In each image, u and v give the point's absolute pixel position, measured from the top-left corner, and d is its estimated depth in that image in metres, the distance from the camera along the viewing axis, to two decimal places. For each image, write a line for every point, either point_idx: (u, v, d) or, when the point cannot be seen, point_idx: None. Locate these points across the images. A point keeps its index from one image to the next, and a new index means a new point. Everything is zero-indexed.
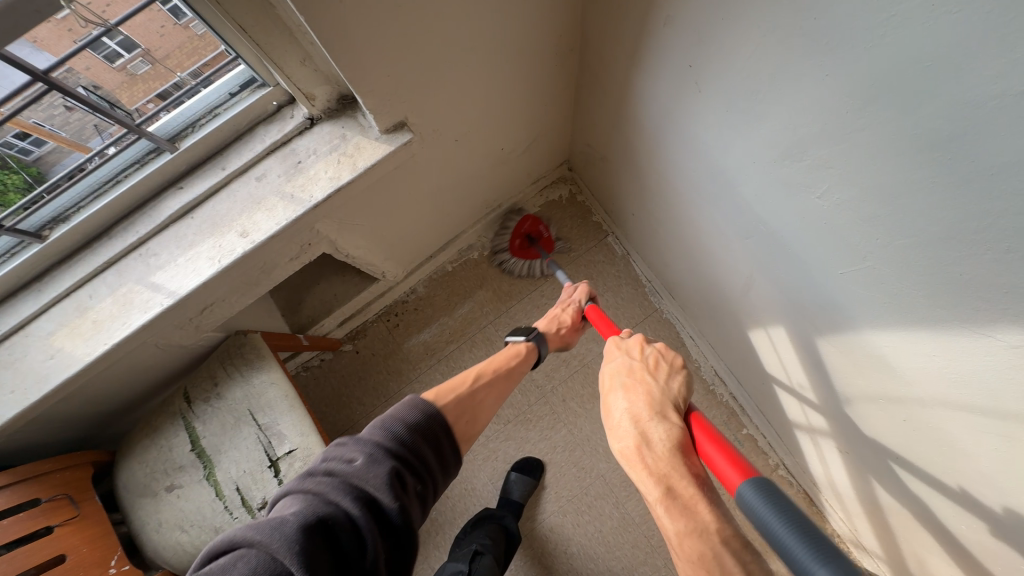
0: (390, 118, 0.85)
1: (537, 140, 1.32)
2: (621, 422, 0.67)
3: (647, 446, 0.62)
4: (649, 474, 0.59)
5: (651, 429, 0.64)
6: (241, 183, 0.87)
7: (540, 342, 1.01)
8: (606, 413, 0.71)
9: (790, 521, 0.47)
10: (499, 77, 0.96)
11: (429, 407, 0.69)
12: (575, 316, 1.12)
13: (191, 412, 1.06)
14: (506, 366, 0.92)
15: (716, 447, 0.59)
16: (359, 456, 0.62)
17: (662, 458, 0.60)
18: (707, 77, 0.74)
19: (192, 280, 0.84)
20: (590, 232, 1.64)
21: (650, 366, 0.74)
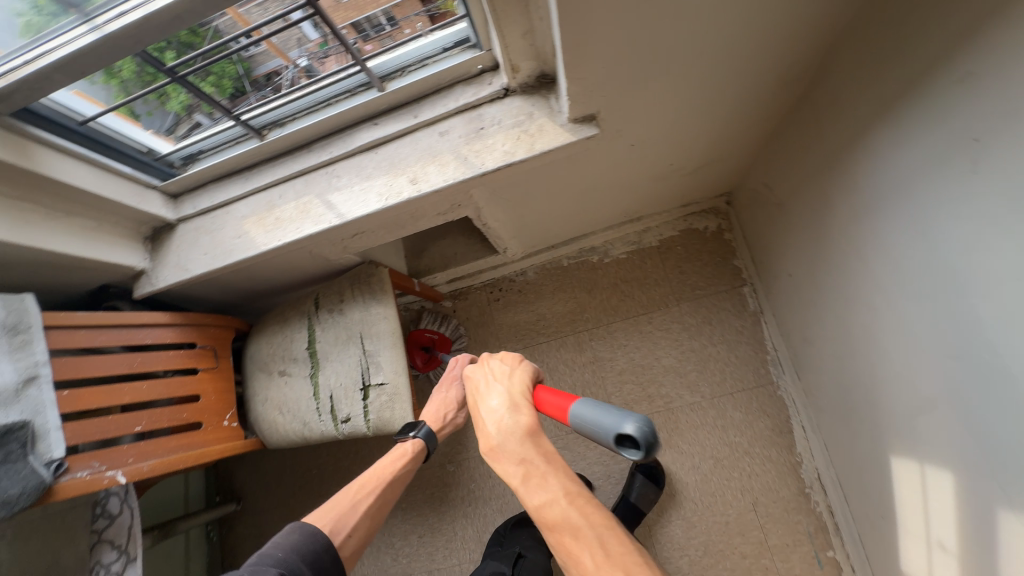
0: (583, 110, 0.82)
1: (708, 164, 1.21)
2: (490, 416, 0.80)
3: (506, 436, 0.76)
4: (512, 458, 0.74)
5: (505, 420, 0.78)
6: (424, 134, 0.92)
7: (427, 439, 1.05)
8: (476, 417, 0.84)
9: (602, 406, 0.68)
10: (707, 92, 0.87)
11: (309, 530, 0.86)
12: (457, 396, 1.13)
13: (316, 317, 1.20)
14: (390, 469, 1.02)
15: (552, 402, 0.76)
16: (246, 571, 0.76)
17: (524, 442, 0.75)
18: (991, 162, 0.59)
19: (359, 209, 0.92)
20: (726, 275, 1.48)
21: (502, 375, 0.87)
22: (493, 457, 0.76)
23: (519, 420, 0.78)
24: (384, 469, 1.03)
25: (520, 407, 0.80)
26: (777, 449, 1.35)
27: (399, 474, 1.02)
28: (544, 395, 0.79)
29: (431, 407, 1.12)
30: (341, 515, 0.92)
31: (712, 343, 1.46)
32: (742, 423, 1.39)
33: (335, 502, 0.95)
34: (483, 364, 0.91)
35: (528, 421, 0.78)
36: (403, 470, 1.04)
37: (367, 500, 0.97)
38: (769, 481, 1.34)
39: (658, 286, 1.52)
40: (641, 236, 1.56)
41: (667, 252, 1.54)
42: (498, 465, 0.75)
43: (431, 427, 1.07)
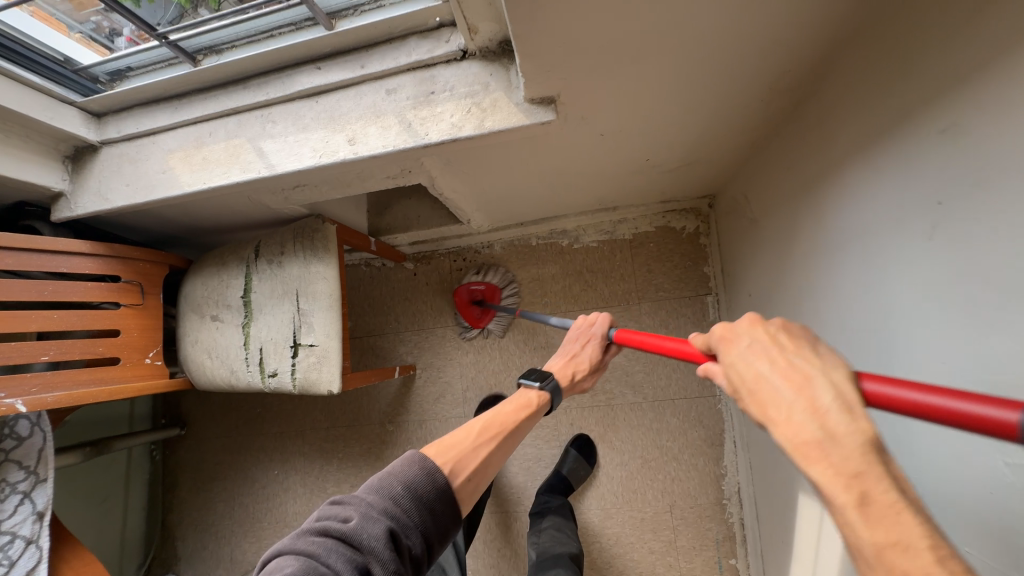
0: (540, 90, 0.73)
1: (691, 164, 1.12)
2: (792, 414, 0.43)
3: (830, 441, 0.40)
4: (817, 450, 0.40)
5: (828, 415, 0.41)
6: (370, 89, 0.83)
7: (555, 390, 0.96)
8: (748, 401, 0.48)
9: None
10: (686, 89, 0.78)
11: (427, 467, 0.69)
12: (593, 354, 1.04)
13: (255, 265, 1.15)
14: (507, 420, 0.87)
15: (900, 393, 0.41)
16: (356, 515, 0.62)
17: (864, 451, 0.39)
18: (951, 232, 0.52)
19: (291, 163, 0.85)
20: (693, 281, 1.43)
21: (790, 346, 0.48)
22: (815, 472, 0.40)
23: (851, 417, 0.41)
24: (505, 418, 0.88)
25: (851, 402, 0.42)
26: (705, 460, 1.37)
27: (522, 425, 0.87)
28: (882, 386, 0.42)
29: (558, 359, 1.04)
30: (462, 453, 0.76)
31: (665, 348, 1.43)
32: (678, 430, 1.39)
33: (457, 438, 0.78)
34: (754, 323, 0.53)
35: (862, 429, 0.40)
36: (527, 420, 0.90)
37: (478, 437, 0.80)
38: (690, 488, 1.37)
39: (623, 281, 1.48)
40: (616, 226, 1.49)
41: (638, 248, 1.47)
42: (826, 489, 0.39)
43: (557, 381, 0.97)
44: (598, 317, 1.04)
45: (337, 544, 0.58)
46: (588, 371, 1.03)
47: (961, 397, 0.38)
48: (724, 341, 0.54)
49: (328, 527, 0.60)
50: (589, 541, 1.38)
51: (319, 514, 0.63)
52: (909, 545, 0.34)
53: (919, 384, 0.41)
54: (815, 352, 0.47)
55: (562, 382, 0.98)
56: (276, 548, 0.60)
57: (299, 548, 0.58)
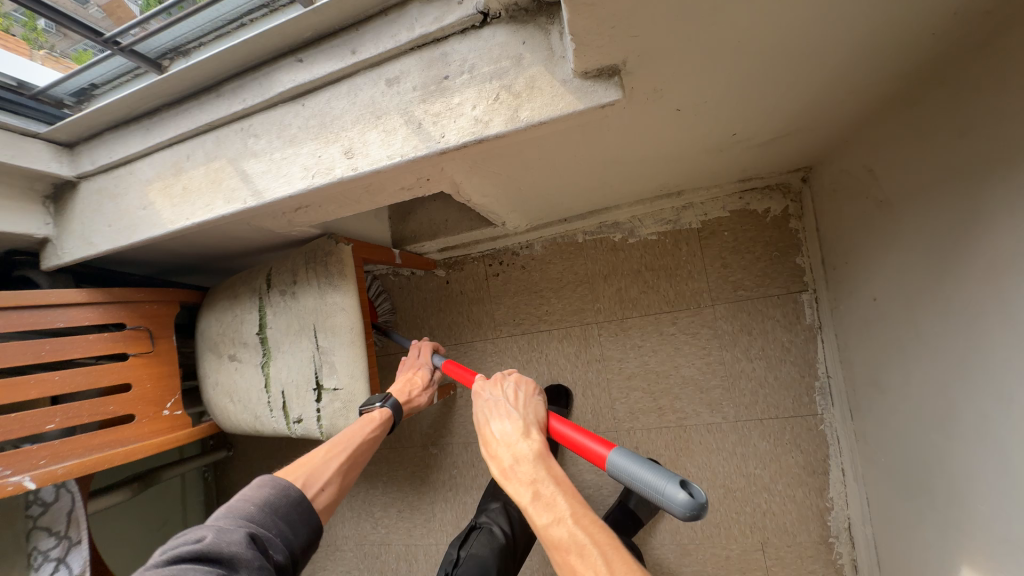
0: (598, 57, 0.50)
1: (790, 134, 0.85)
2: (499, 450, 0.67)
3: (518, 463, 0.64)
4: (527, 479, 0.62)
5: (517, 449, 0.65)
6: (367, 81, 0.63)
7: (394, 408, 0.90)
8: (482, 442, 0.71)
9: (643, 462, 0.57)
10: (815, 28, 0.52)
11: (280, 484, 0.65)
12: (423, 377, 1.01)
13: (268, 297, 1.01)
14: (357, 433, 0.83)
15: (575, 439, 0.66)
16: (211, 534, 0.55)
17: (536, 471, 0.62)
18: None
19: (280, 187, 0.68)
20: (782, 276, 1.16)
21: (519, 399, 0.74)
22: (553, 528, 0.56)
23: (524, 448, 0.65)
24: (354, 434, 0.83)
25: (534, 433, 0.67)
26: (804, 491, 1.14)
27: (368, 441, 0.83)
28: (561, 425, 0.68)
29: (394, 386, 0.98)
30: (309, 471, 0.72)
31: (748, 358, 1.19)
32: (768, 455, 1.16)
33: (317, 457, 0.75)
34: (498, 380, 0.78)
35: (536, 447, 0.65)
36: (373, 437, 0.84)
37: (342, 460, 0.77)
38: (786, 523, 1.15)
39: (691, 279, 1.23)
40: (680, 214, 1.23)
41: (709, 238, 1.21)
42: (516, 487, 0.61)
43: (398, 398, 0.92)
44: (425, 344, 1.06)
45: (191, 563, 0.51)
46: (422, 390, 1.00)
47: (587, 437, 0.65)
48: (503, 389, 0.76)
49: (179, 554, 0.52)
50: None
51: (178, 537, 0.56)
52: (576, 539, 0.54)
53: (577, 426, 0.67)
54: (521, 395, 0.75)
55: (397, 403, 0.92)
56: None
57: None
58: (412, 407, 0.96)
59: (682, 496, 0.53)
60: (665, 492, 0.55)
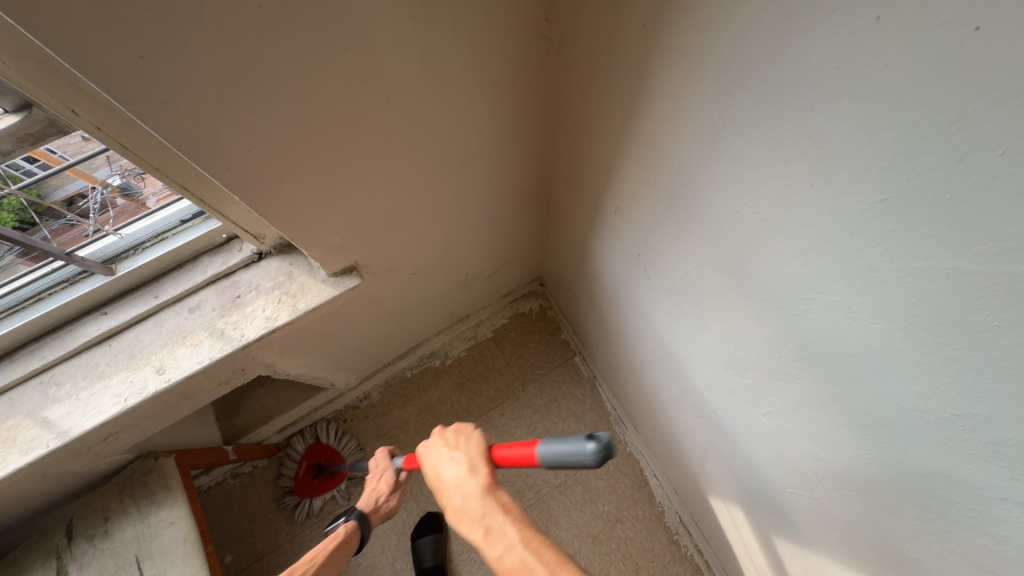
0: (337, 264, 0.83)
1: (506, 263, 1.32)
2: (449, 488, 0.60)
3: (466, 502, 0.56)
4: (473, 520, 0.54)
5: (470, 491, 0.57)
6: (170, 314, 0.83)
7: (363, 519, 0.90)
8: (440, 494, 0.63)
9: (552, 441, 0.54)
10: (458, 224, 0.97)
11: None
12: (393, 484, 0.94)
13: (69, 551, 0.92)
14: (321, 552, 0.81)
15: (512, 452, 0.58)
16: None
17: (486, 504, 0.55)
18: (712, 174, 0.47)
19: (89, 419, 0.76)
20: (558, 350, 1.59)
21: (458, 438, 0.64)
22: None
23: (499, 508, 0.54)
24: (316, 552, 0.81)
25: (480, 466, 0.60)
26: (641, 506, 1.40)
27: (332, 556, 0.81)
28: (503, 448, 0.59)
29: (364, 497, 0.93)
30: None
31: (562, 419, 1.50)
32: (607, 490, 1.43)
33: (477, 511, 0.55)
34: (436, 433, 0.68)
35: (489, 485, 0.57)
36: (338, 555, 0.83)
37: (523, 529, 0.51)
38: (643, 541, 1.36)
39: (502, 375, 1.56)
40: (476, 329, 1.61)
41: (503, 340, 1.61)
42: None
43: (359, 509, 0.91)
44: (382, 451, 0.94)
45: None
46: (389, 496, 0.94)
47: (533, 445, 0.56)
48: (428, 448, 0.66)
49: None
50: None
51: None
52: None
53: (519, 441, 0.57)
54: (471, 438, 0.64)
55: (360, 513, 0.90)
56: None
57: None
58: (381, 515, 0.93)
59: (589, 449, 0.50)
60: (575, 454, 0.51)
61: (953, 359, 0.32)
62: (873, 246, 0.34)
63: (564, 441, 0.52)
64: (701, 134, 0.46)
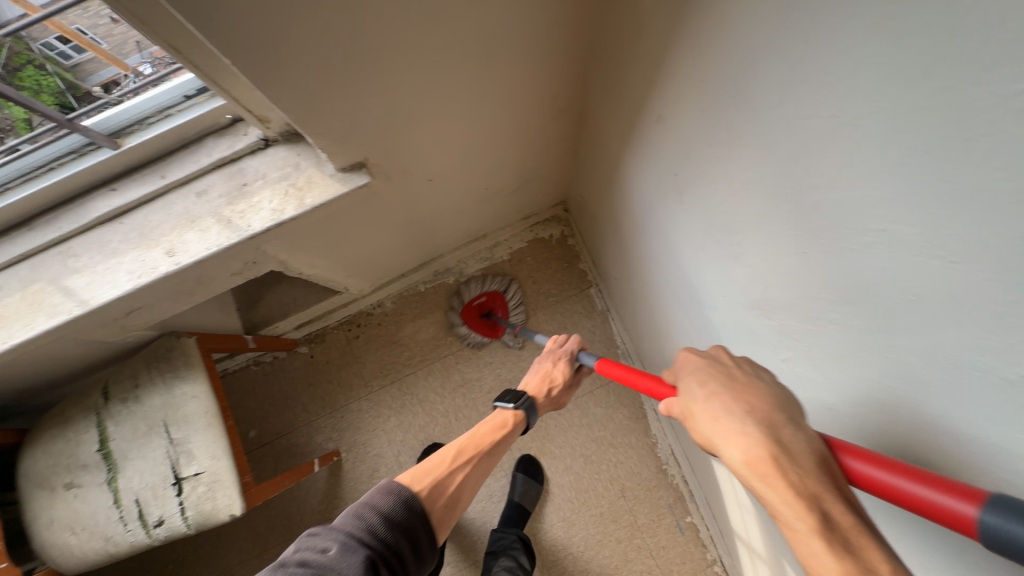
0: (346, 159, 0.78)
1: (529, 182, 1.24)
2: (739, 432, 0.44)
3: (776, 462, 0.41)
4: (794, 494, 0.39)
5: (785, 436, 0.42)
6: (178, 196, 0.81)
7: (529, 409, 0.86)
8: (696, 433, 0.50)
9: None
10: (481, 127, 0.88)
11: (403, 493, 0.63)
12: (568, 373, 0.93)
13: (106, 410, 1.02)
14: (490, 437, 0.80)
15: (881, 473, 0.37)
16: (335, 545, 0.56)
17: (806, 477, 0.40)
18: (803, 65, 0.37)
19: (108, 291, 0.78)
20: (573, 280, 1.55)
21: (739, 381, 0.49)
22: None
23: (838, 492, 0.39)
24: (480, 439, 0.79)
25: (808, 426, 0.43)
26: (636, 436, 1.45)
27: (497, 443, 0.80)
28: (869, 458, 0.38)
29: (531, 378, 0.93)
30: (439, 478, 0.70)
31: None
32: (605, 417, 1.47)
33: (798, 485, 0.39)
34: (689, 355, 0.56)
35: (811, 443, 0.41)
36: (504, 441, 0.82)
37: (846, 515, 0.38)
38: (633, 467, 1.43)
39: (515, 298, 1.55)
40: (493, 251, 1.57)
41: (519, 264, 1.56)
42: None
43: (531, 396, 0.88)
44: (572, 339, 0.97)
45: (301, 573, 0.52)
46: (561, 386, 0.93)
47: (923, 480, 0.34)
48: (689, 371, 0.53)
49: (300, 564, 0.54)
50: (559, 557, 1.37)
51: None
52: None
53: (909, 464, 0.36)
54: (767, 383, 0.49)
55: (534, 400, 0.88)
56: None
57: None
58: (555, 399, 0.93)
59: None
60: None
61: None
62: (981, 161, 0.27)
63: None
64: (799, 5, 0.36)
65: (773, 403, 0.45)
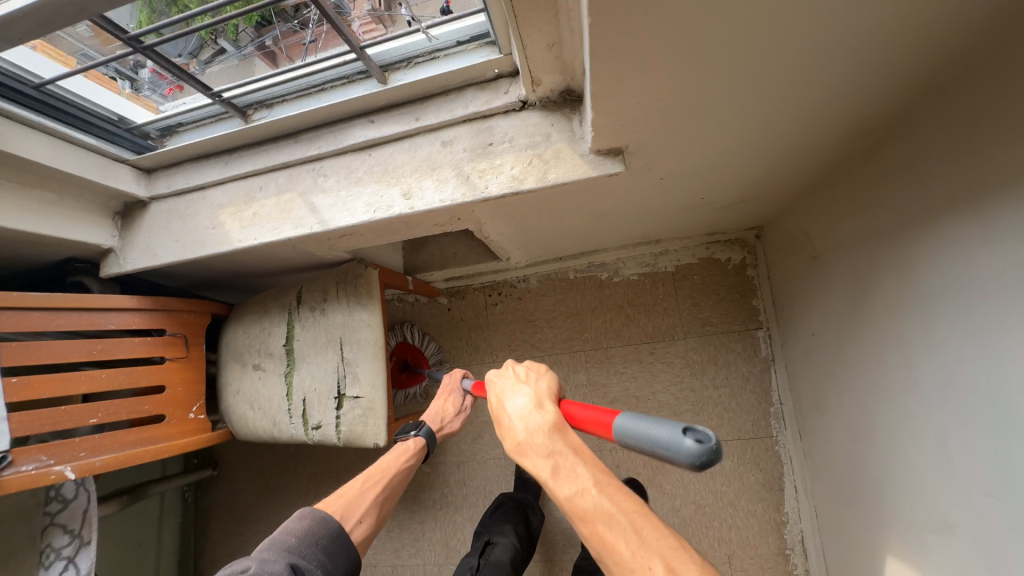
0: (609, 142, 0.70)
1: (746, 200, 1.08)
2: (511, 422, 0.64)
3: (532, 436, 0.61)
4: (540, 455, 0.59)
5: (530, 420, 0.62)
6: (425, 141, 0.81)
7: (430, 438, 0.99)
8: (498, 420, 0.68)
9: (649, 418, 0.50)
10: (759, 135, 0.74)
11: (315, 516, 0.75)
12: (456, 404, 1.07)
13: (297, 312, 1.13)
14: (392, 462, 0.93)
15: (590, 414, 0.58)
16: (256, 562, 0.64)
17: (551, 442, 0.59)
18: None
19: (344, 217, 0.82)
20: (740, 316, 1.38)
21: (531, 375, 0.70)
22: None
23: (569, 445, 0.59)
24: (386, 464, 0.92)
25: (547, 405, 0.64)
26: (763, 506, 1.29)
27: (402, 469, 0.92)
28: (578, 407, 0.61)
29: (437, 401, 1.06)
30: (350, 501, 0.82)
31: (713, 385, 1.36)
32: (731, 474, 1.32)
33: (541, 448, 0.59)
34: (510, 364, 0.74)
35: (552, 416, 0.62)
36: (408, 466, 0.94)
37: (596, 475, 0.56)
38: (749, 537, 1.28)
39: (667, 315, 1.42)
40: (658, 258, 1.44)
41: (682, 281, 1.42)
42: None
43: (431, 426, 1.00)
44: (451, 374, 1.07)
45: None
46: (454, 416, 1.07)
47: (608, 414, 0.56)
48: (518, 376, 0.71)
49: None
50: None
51: None
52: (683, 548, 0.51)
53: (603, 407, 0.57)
54: (543, 378, 0.70)
55: (430, 432, 1.00)
56: None
57: None
58: (446, 433, 1.04)
59: (690, 443, 0.45)
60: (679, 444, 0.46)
61: None
62: None
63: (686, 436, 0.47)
64: None
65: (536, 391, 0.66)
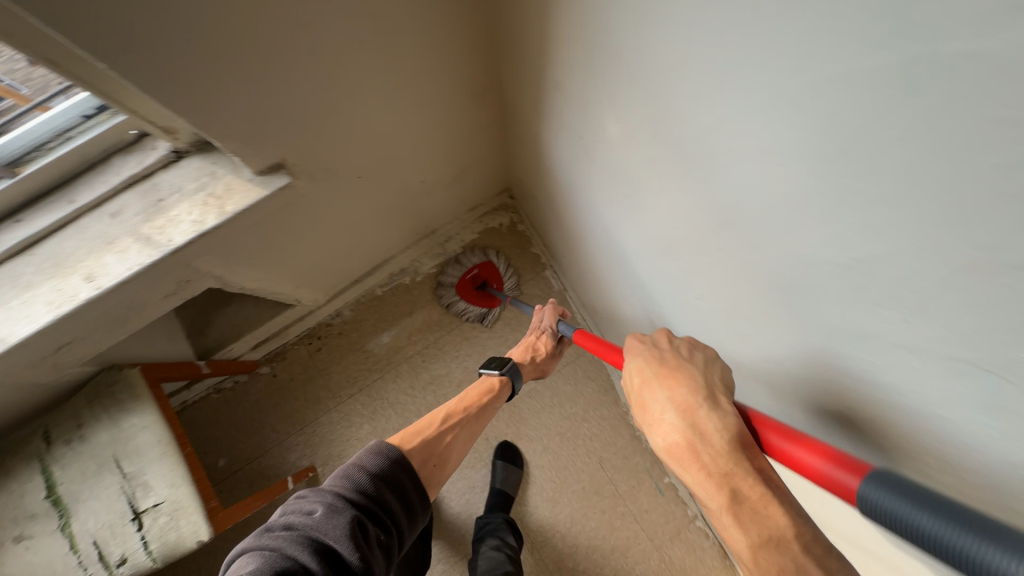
0: (261, 161, 0.77)
1: (467, 170, 1.25)
2: (663, 416, 0.49)
3: (698, 446, 0.46)
4: (708, 475, 0.44)
5: (704, 419, 0.47)
6: (91, 220, 0.78)
7: (514, 374, 0.89)
8: (640, 410, 0.53)
9: (928, 507, 0.33)
10: (401, 116, 0.88)
11: (391, 452, 0.66)
12: (551, 343, 0.97)
13: (49, 454, 0.97)
14: (477, 403, 0.84)
15: (794, 446, 0.43)
16: (321, 507, 0.58)
17: (725, 457, 0.44)
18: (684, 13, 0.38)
19: (26, 326, 0.75)
20: (529, 265, 1.57)
21: (671, 375, 0.52)
22: None
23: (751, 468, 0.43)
24: (465, 404, 0.83)
25: (722, 402, 0.49)
26: (607, 408, 1.49)
27: (487, 406, 0.84)
28: (777, 433, 0.45)
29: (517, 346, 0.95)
30: (428, 440, 0.74)
31: None
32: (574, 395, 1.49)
33: (712, 467, 0.44)
34: (635, 347, 0.59)
35: (729, 423, 0.46)
36: (485, 404, 0.85)
37: (801, 511, 0.42)
38: (608, 438, 1.46)
39: None
40: (446, 246, 1.57)
41: None
42: None
43: (515, 362, 0.90)
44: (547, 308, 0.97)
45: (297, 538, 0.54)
46: (546, 356, 0.96)
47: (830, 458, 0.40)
48: (658, 375, 0.53)
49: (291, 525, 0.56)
50: (548, 537, 1.38)
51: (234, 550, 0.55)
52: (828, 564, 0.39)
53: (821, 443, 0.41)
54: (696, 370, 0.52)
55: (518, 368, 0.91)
56: (243, 546, 0.55)
57: (258, 546, 0.54)
58: (536, 369, 0.95)
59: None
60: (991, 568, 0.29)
61: (852, 191, 0.31)
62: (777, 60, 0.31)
63: (917, 483, 0.35)
64: None
65: (695, 390, 0.50)
